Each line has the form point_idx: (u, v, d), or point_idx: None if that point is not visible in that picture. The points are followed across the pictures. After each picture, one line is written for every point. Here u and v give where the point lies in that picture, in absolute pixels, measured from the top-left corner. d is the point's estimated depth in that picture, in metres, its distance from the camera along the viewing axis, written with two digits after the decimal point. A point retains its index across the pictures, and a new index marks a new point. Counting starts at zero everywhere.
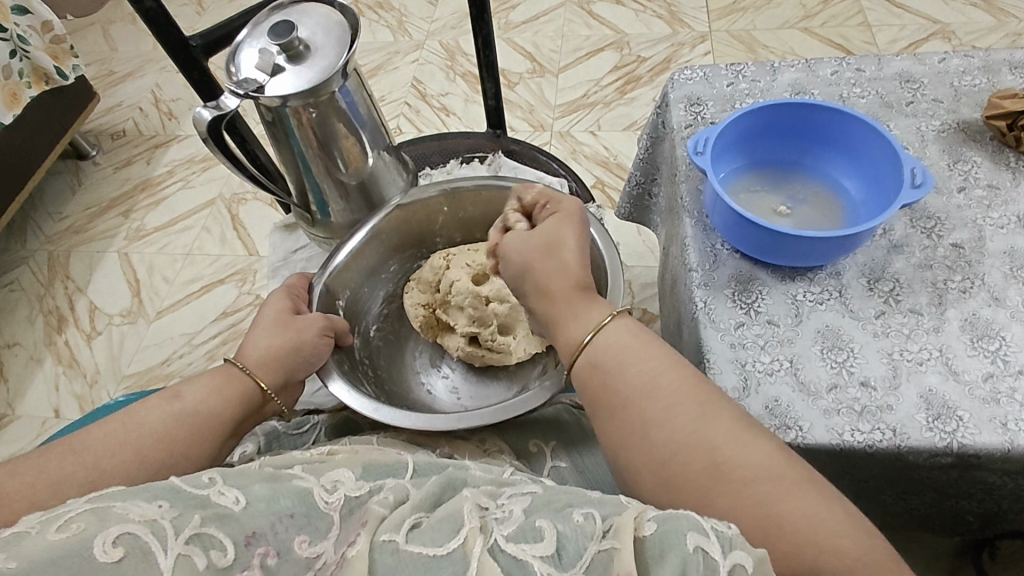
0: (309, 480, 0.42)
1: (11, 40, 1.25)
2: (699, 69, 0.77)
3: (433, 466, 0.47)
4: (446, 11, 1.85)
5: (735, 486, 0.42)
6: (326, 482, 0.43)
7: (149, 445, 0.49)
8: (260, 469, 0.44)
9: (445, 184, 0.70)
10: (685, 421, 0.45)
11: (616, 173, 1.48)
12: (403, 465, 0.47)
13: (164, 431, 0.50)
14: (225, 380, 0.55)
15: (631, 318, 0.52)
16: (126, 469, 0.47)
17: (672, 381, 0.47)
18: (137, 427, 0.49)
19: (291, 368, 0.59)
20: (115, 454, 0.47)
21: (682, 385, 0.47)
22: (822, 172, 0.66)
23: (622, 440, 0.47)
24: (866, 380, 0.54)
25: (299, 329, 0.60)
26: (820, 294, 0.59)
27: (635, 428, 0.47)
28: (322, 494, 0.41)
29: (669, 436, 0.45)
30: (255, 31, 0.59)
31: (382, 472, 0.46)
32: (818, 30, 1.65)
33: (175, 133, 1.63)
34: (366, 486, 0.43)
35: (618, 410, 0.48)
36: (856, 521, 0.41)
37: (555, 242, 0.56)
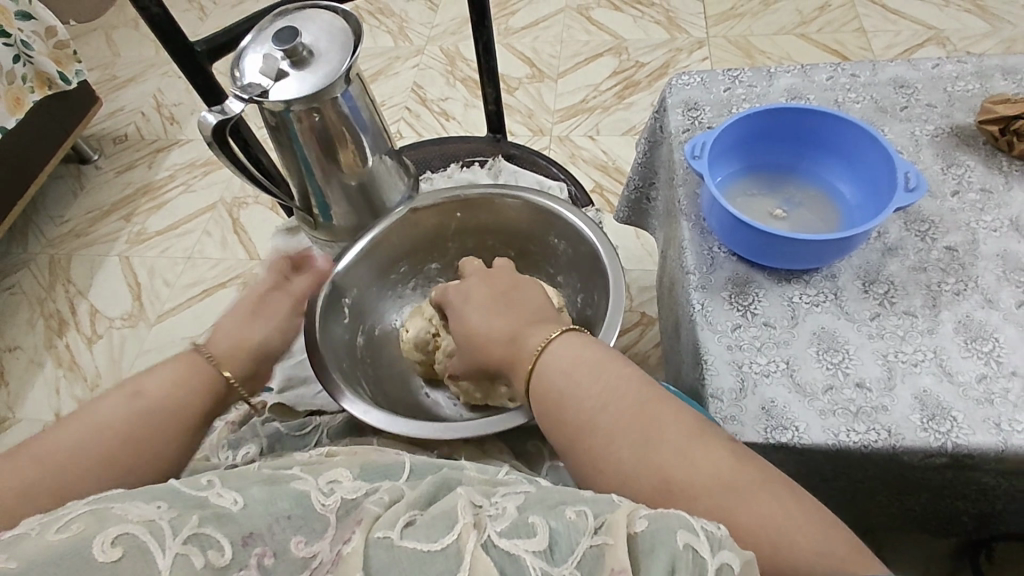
0: (307, 476, 0.43)
1: (14, 45, 1.26)
2: (696, 74, 0.78)
3: (431, 467, 0.48)
4: (446, 16, 1.86)
5: (688, 504, 0.41)
6: (319, 476, 0.43)
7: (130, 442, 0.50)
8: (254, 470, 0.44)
9: (459, 190, 0.68)
10: (632, 447, 0.44)
11: (615, 177, 1.49)
12: (401, 465, 0.47)
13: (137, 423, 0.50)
14: (186, 371, 0.54)
15: (557, 344, 0.49)
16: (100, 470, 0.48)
17: (619, 406, 0.45)
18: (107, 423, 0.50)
19: (257, 359, 0.58)
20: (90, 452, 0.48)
21: (630, 407, 0.45)
22: (816, 175, 0.67)
23: (580, 470, 0.46)
24: (860, 381, 0.54)
25: (266, 318, 0.60)
26: (816, 295, 0.59)
27: (589, 460, 0.46)
28: (317, 495, 0.41)
29: (619, 461, 0.44)
30: (259, 36, 0.59)
31: (377, 470, 0.46)
32: (815, 35, 1.67)
33: (177, 137, 1.63)
34: (359, 487, 0.43)
35: (571, 442, 0.46)
36: (817, 520, 0.40)
37: (468, 337, 0.54)
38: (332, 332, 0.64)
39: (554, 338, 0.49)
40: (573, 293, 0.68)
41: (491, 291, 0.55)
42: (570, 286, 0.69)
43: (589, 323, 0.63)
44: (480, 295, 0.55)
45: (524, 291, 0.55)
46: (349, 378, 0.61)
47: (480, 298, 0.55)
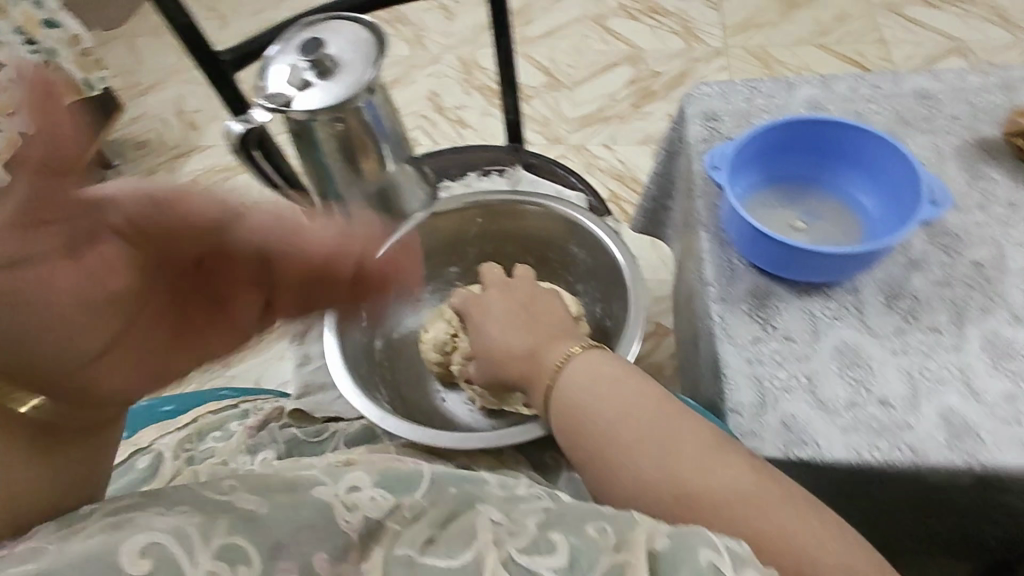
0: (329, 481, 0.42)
1: (41, 53, 1.29)
2: (715, 84, 0.77)
3: (456, 479, 0.47)
4: (464, 25, 1.87)
5: (708, 511, 0.41)
6: (339, 482, 0.42)
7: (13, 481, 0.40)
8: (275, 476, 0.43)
9: (480, 196, 0.67)
10: (650, 454, 0.44)
11: (631, 187, 1.48)
12: (421, 476, 0.46)
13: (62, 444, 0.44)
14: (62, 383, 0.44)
15: (580, 358, 0.50)
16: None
17: (638, 415, 0.45)
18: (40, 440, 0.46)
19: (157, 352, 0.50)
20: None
21: (649, 414, 0.45)
22: (838, 188, 0.66)
23: (597, 478, 0.46)
24: (884, 398, 0.53)
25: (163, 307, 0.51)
26: (838, 310, 0.59)
27: (607, 468, 0.45)
28: (341, 507, 0.40)
29: (638, 469, 0.44)
30: (284, 47, 0.60)
31: (397, 481, 0.45)
32: (834, 46, 1.66)
33: (197, 143, 1.66)
34: (382, 500, 0.42)
35: (590, 450, 0.46)
36: (841, 536, 0.40)
37: (489, 351, 0.55)
38: (349, 338, 0.63)
39: (577, 351, 0.50)
40: (592, 302, 0.67)
41: (511, 305, 0.56)
42: (589, 294, 0.68)
43: (608, 335, 0.63)
44: (500, 310, 0.56)
45: (547, 306, 0.56)
46: (365, 384, 0.61)
47: (500, 313, 0.56)
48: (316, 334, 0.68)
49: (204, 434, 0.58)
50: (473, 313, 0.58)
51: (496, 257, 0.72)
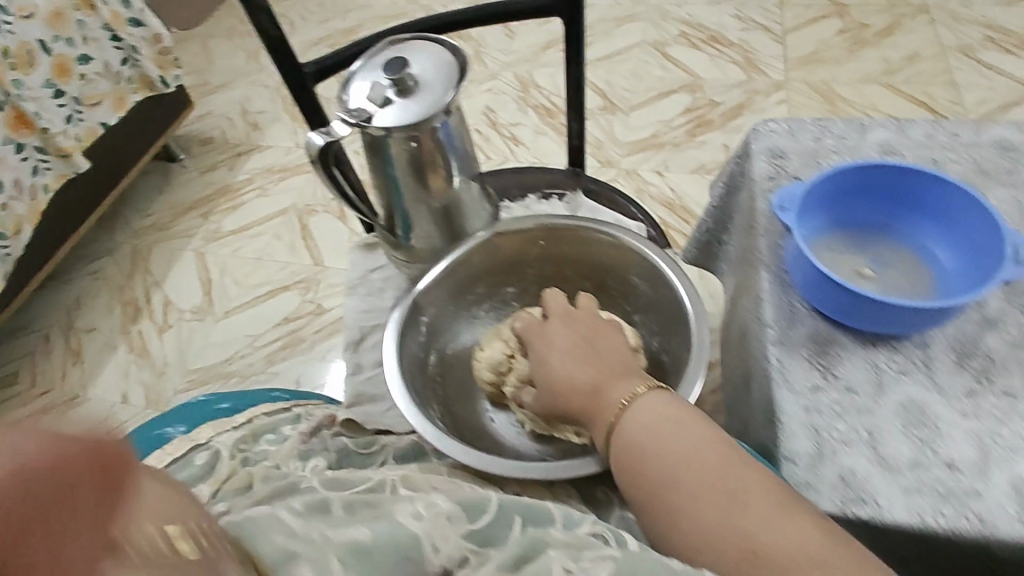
0: (411, 523, 0.42)
1: (124, 49, 1.37)
2: (783, 121, 0.76)
3: (522, 509, 0.45)
4: (524, 43, 1.89)
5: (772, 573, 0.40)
6: (420, 521, 0.43)
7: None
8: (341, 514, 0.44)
9: (546, 219, 0.67)
10: (713, 509, 0.42)
11: (680, 215, 1.47)
12: (486, 508, 0.45)
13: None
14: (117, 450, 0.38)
15: (646, 399, 0.48)
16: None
17: (701, 467, 0.44)
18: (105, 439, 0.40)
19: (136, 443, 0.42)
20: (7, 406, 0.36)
21: (713, 467, 0.44)
22: (910, 237, 0.64)
23: (654, 526, 0.45)
24: (950, 461, 0.51)
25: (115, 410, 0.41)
26: (904, 364, 0.56)
27: (666, 517, 0.44)
28: (427, 551, 0.42)
29: (699, 523, 0.42)
30: (369, 64, 0.62)
31: (466, 509, 0.45)
32: (901, 86, 1.62)
33: (258, 143, 1.71)
34: (456, 543, 0.43)
35: (647, 496, 0.45)
36: None
37: (552, 383, 0.53)
38: (407, 350, 0.62)
39: (641, 393, 0.48)
40: (649, 334, 0.67)
41: (577, 336, 0.55)
42: (647, 326, 0.67)
43: (667, 370, 0.62)
44: (565, 341, 0.54)
45: (613, 340, 0.54)
46: (421, 399, 0.60)
47: (565, 344, 0.54)
48: (369, 344, 0.69)
49: (259, 436, 0.60)
50: (535, 341, 0.56)
51: (553, 280, 0.72)
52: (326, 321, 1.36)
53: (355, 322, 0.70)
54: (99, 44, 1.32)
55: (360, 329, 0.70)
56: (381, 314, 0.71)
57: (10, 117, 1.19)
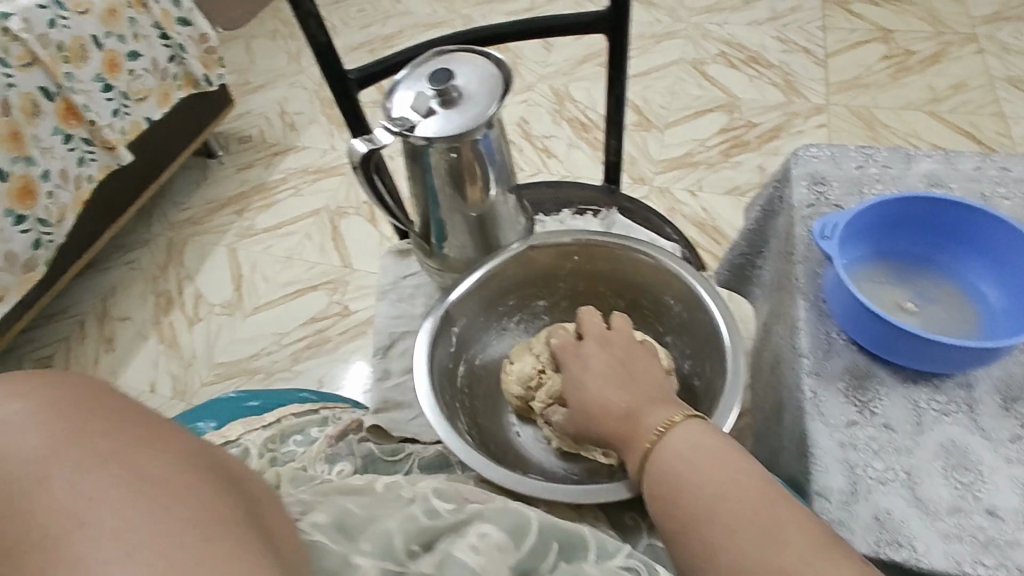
0: (471, 560, 0.41)
1: (172, 47, 1.41)
2: (826, 147, 0.74)
3: (559, 536, 0.45)
4: (561, 57, 1.90)
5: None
6: (479, 558, 0.41)
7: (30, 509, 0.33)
8: (395, 546, 0.43)
9: (582, 235, 0.66)
10: (752, 546, 0.40)
11: (711, 236, 1.45)
12: (527, 532, 0.44)
13: (110, 508, 0.33)
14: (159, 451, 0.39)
15: (683, 429, 0.46)
16: (31, 473, 0.35)
17: (739, 501, 0.41)
18: (218, 469, 0.39)
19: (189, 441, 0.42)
20: (132, 425, 0.38)
21: (752, 501, 0.41)
22: (955, 272, 0.62)
23: (688, 562, 0.42)
24: (991, 508, 0.49)
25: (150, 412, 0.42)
26: (946, 404, 0.55)
27: (701, 552, 0.41)
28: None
29: (736, 560, 0.40)
30: (413, 74, 0.62)
31: (512, 533, 0.44)
32: (946, 115, 1.59)
33: (294, 143, 1.74)
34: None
35: (681, 529, 0.43)
36: None
37: (586, 406, 0.52)
38: (437, 360, 0.62)
39: (678, 421, 0.47)
40: (681, 357, 0.66)
41: (613, 360, 0.53)
42: (678, 348, 0.67)
43: (699, 395, 0.61)
44: (601, 365, 0.53)
45: (649, 364, 0.53)
46: (449, 411, 0.59)
47: (602, 367, 0.53)
48: (398, 351, 0.69)
49: (287, 437, 0.61)
50: (570, 362, 0.55)
51: (585, 295, 0.71)
52: (352, 323, 1.37)
53: (385, 328, 0.70)
54: (150, 42, 1.37)
55: (389, 335, 0.70)
56: (410, 321, 0.71)
57: (61, 108, 1.22)
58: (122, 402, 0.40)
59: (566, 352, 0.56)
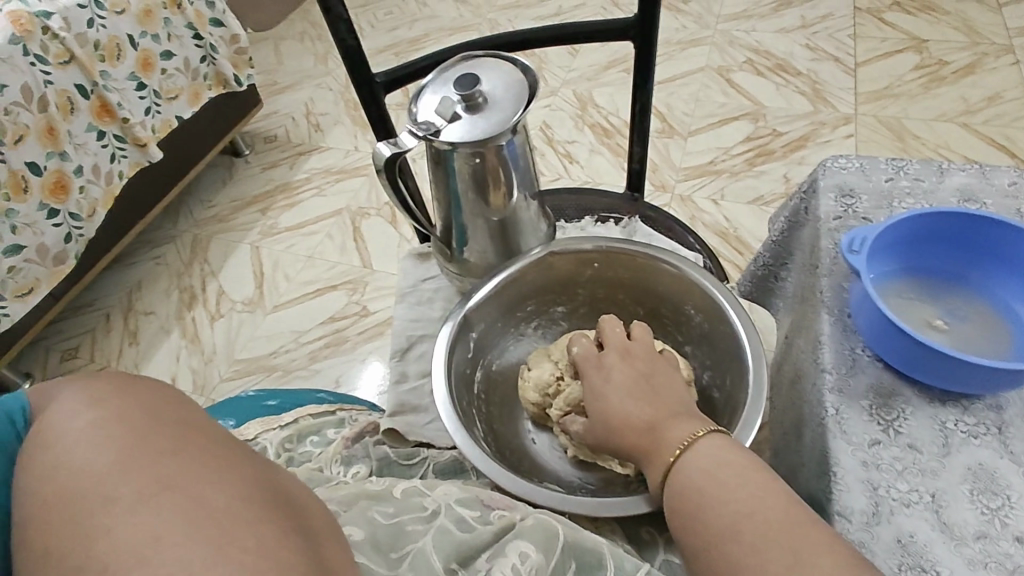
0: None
1: (204, 47, 1.44)
2: (856, 159, 0.73)
3: (579, 555, 0.45)
4: (585, 62, 1.89)
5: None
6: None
7: (101, 525, 0.36)
8: (432, 563, 0.43)
9: (603, 242, 0.66)
10: (777, 567, 0.38)
11: (733, 245, 1.43)
12: (555, 548, 0.44)
13: (169, 535, 0.35)
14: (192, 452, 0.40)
15: (706, 445, 0.45)
16: (101, 489, 0.37)
17: (764, 520, 0.40)
18: (270, 496, 0.40)
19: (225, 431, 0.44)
20: (192, 450, 0.40)
21: (777, 520, 0.40)
22: (987, 290, 0.61)
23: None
24: (1019, 535, 0.48)
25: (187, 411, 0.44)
26: (975, 426, 0.53)
27: (722, 571, 0.40)
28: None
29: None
30: (440, 79, 0.62)
31: (544, 549, 0.44)
32: (979, 127, 1.55)
33: (319, 144, 1.76)
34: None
35: (703, 547, 0.41)
36: None
37: (606, 418, 0.51)
38: (454, 364, 0.61)
39: (702, 436, 0.46)
40: (701, 367, 0.65)
41: (635, 372, 0.53)
42: (698, 358, 0.66)
43: (719, 408, 0.60)
44: (621, 375, 0.52)
45: (671, 378, 0.52)
46: (466, 416, 0.59)
47: (623, 379, 0.52)
48: (416, 354, 0.69)
49: (304, 437, 0.61)
50: (591, 373, 0.55)
51: (605, 303, 0.71)
52: (371, 324, 1.38)
53: (404, 330, 0.71)
54: (182, 42, 1.40)
55: (408, 338, 0.70)
56: (428, 324, 0.71)
57: (95, 106, 1.25)
58: (186, 425, 0.42)
59: (586, 362, 0.56)
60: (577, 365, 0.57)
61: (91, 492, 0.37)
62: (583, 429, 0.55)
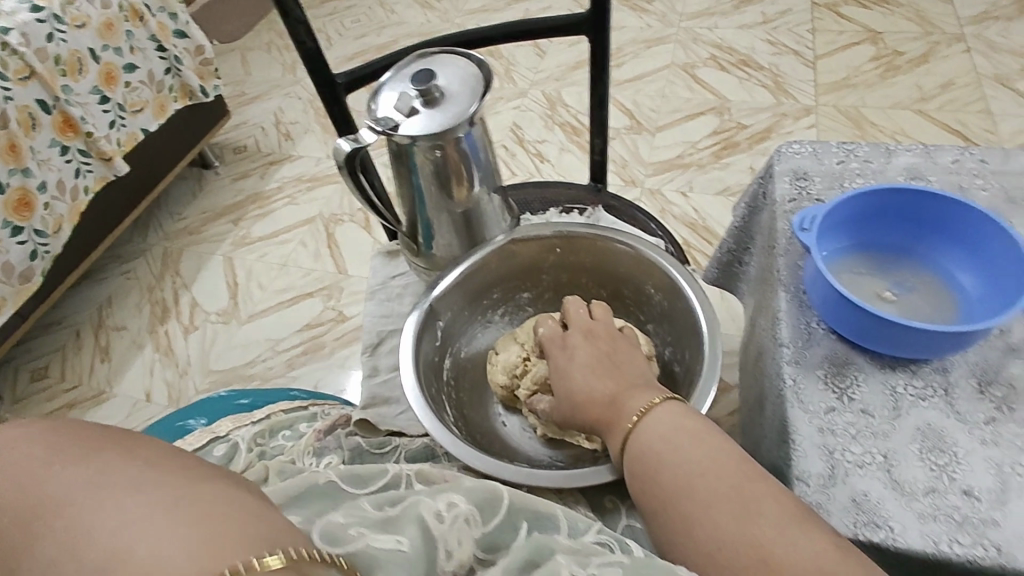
0: (431, 523, 0.42)
1: (168, 59, 1.44)
2: (808, 143, 0.76)
3: (530, 515, 0.46)
4: (553, 62, 1.92)
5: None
6: (441, 523, 0.42)
7: (44, 487, 0.35)
8: (362, 506, 0.45)
9: (563, 227, 0.68)
10: (727, 518, 0.40)
11: (702, 236, 1.47)
12: (500, 504, 0.46)
13: (118, 477, 0.34)
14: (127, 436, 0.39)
15: (663, 411, 0.47)
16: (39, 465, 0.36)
17: (716, 477, 0.42)
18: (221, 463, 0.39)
19: None
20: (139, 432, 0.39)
21: (728, 476, 0.42)
22: (933, 262, 0.64)
23: (667, 538, 0.43)
24: (967, 489, 0.50)
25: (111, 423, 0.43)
26: (923, 389, 0.56)
27: (678, 527, 0.42)
28: (440, 556, 0.41)
29: (714, 534, 0.40)
30: (397, 76, 0.64)
31: (481, 509, 0.45)
32: (933, 113, 1.60)
33: (290, 153, 1.76)
34: (470, 551, 0.42)
35: (661, 506, 0.44)
36: None
37: (570, 395, 0.53)
38: (422, 353, 0.63)
39: (659, 403, 0.48)
40: (662, 344, 0.67)
41: (597, 350, 0.55)
42: (659, 335, 0.68)
43: (679, 381, 0.62)
44: (584, 354, 0.54)
45: (631, 355, 0.54)
46: (435, 402, 0.60)
47: (585, 357, 0.54)
48: (386, 348, 0.70)
49: (276, 432, 0.62)
50: (557, 353, 0.57)
51: (569, 287, 0.73)
52: (347, 329, 1.38)
53: (374, 326, 0.72)
54: (146, 54, 1.39)
55: (378, 333, 0.71)
56: (398, 319, 0.73)
57: (57, 121, 1.24)
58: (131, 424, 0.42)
59: (551, 344, 0.58)
60: (542, 347, 0.59)
61: (30, 465, 0.36)
62: (550, 407, 0.56)
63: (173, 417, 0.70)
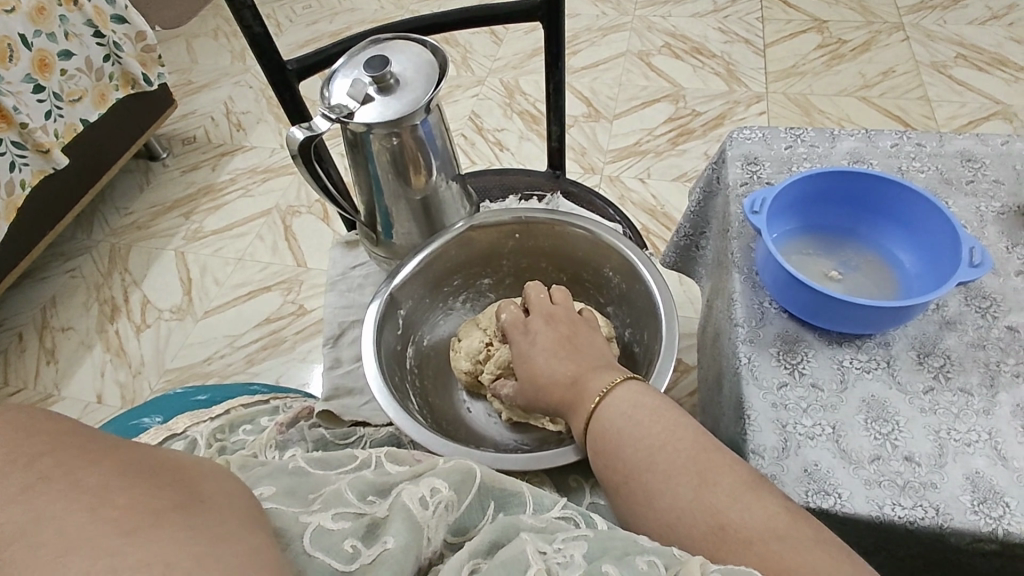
0: (416, 510, 0.41)
1: (107, 45, 1.37)
2: (758, 129, 0.78)
3: (497, 495, 0.47)
4: (510, 51, 1.91)
5: (743, 550, 0.39)
6: (426, 509, 0.42)
7: None
8: (346, 497, 0.43)
9: (521, 213, 0.68)
10: (685, 490, 0.42)
11: (660, 222, 1.49)
12: (472, 480, 0.46)
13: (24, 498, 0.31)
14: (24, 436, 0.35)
15: (626, 390, 0.49)
16: None
17: (674, 450, 0.44)
18: (174, 471, 0.36)
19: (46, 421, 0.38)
20: (80, 440, 0.35)
21: (685, 449, 0.44)
22: (875, 241, 0.67)
23: (631, 512, 0.44)
24: (909, 455, 0.53)
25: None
26: (867, 362, 0.59)
27: (640, 499, 0.44)
28: (424, 541, 0.40)
29: (673, 503, 0.42)
30: (350, 62, 0.63)
31: (459, 490, 0.45)
32: (876, 100, 1.67)
33: (242, 143, 1.71)
34: (440, 536, 0.42)
35: (623, 481, 0.45)
36: None
37: (535, 378, 0.54)
38: (384, 342, 0.63)
39: (620, 382, 0.49)
40: (622, 326, 0.69)
41: (559, 334, 0.56)
42: (619, 317, 0.70)
43: (638, 361, 0.64)
44: (547, 338, 0.55)
45: (592, 338, 0.55)
46: (399, 391, 0.60)
47: (548, 340, 0.55)
48: (348, 339, 0.70)
49: (236, 426, 0.61)
50: (520, 336, 0.57)
51: (529, 272, 0.74)
52: (308, 322, 1.36)
53: (335, 317, 0.72)
54: (82, 41, 1.32)
55: (339, 324, 0.71)
56: (359, 309, 0.73)
57: None
58: (77, 421, 0.37)
59: (515, 328, 0.58)
60: (505, 333, 0.59)
61: None
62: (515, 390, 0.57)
63: (125, 417, 0.68)
